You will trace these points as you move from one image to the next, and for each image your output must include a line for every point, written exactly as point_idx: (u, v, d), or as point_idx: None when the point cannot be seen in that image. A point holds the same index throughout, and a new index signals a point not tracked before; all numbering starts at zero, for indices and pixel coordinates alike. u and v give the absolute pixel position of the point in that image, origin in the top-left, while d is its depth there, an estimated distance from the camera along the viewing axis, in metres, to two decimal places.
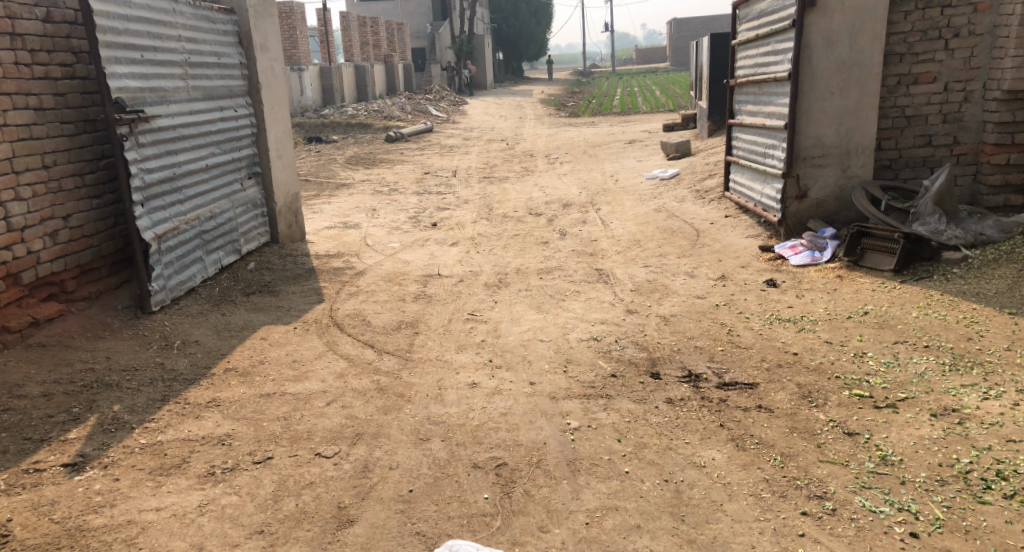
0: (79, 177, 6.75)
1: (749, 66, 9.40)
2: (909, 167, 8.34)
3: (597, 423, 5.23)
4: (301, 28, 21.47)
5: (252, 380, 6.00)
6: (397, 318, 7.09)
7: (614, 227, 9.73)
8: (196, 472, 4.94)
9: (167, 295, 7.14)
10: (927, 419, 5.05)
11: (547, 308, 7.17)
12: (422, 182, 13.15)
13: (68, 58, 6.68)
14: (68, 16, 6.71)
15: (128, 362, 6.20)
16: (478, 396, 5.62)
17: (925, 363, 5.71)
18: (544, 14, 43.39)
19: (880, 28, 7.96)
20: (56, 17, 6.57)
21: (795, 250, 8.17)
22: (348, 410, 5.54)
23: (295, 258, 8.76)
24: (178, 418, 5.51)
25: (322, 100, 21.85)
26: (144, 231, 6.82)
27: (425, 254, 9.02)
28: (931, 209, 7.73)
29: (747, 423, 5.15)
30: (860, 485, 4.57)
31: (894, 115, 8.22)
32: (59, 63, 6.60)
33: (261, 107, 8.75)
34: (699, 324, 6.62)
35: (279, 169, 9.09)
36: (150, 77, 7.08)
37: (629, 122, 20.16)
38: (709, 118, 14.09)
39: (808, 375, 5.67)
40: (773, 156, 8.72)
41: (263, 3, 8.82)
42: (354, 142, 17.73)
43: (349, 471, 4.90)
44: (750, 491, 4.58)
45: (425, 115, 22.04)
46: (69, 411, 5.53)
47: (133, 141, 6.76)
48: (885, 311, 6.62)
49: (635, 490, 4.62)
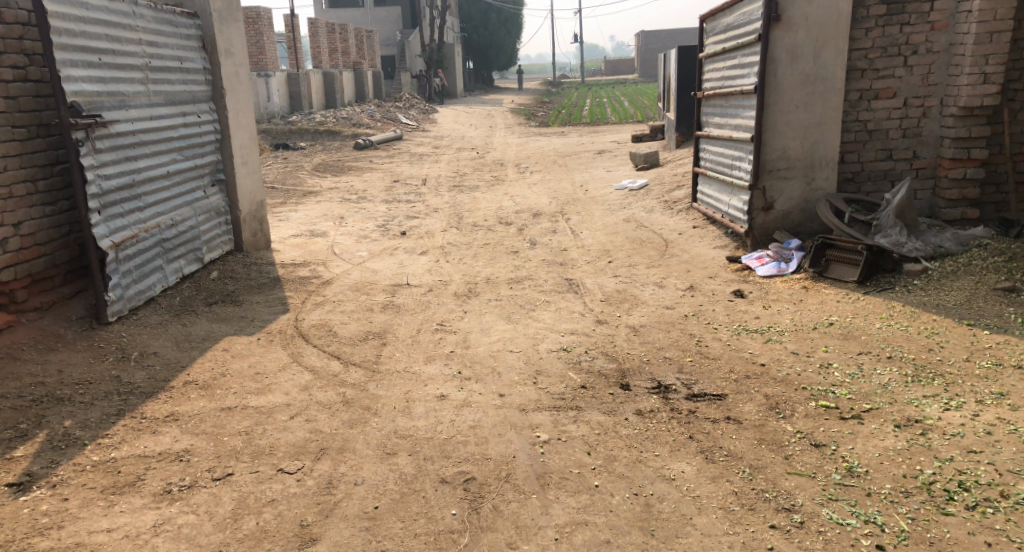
0: (31, 184, 6.59)
1: (716, 78, 9.47)
2: (871, 180, 8.45)
3: (566, 435, 5.20)
4: (267, 34, 21.26)
5: (213, 393, 5.88)
6: (364, 328, 7.01)
7: (584, 237, 9.73)
8: (151, 490, 4.82)
9: (125, 305, 6.99)
10: (891, 430, 5.09)
11: (517, 318, 7.14)
12: (392, 190, 13.05)
13: (21, 59, 6.54)
14: (21, 17, 6.56)
15: (81, 376, 6.05)
16: (447, 409, 5.56)
17: (888, 375, 5.75)
18: (513, 24, 43.58)
19: (842, 43, 8.06)
20: (7, 18, 6.43)
21: (761, 261, 8.21)
22: (312, 424, 5.45)
23: (260, 267, 8.64)
24: (133, 433, 5.38)
25: (290, 107, 21.66)
26: (101, 238, 6.67)
27: (393, 263, 8.94)
28: (893, 222, 7.83)
29: (715, 435, 5.15)
30: (827, 497, 4.58)
31: (856, 129, 8.32)
32: (11, 65, 6.45)
33: (225, 112, 8.62)
34: (667, 335, 6.63)
35: (244, 176, 8.96)
36: (107, 81, 6.94)
37: (598, 132, 20.21)
38: (676, 129, 14.20)
39: (775, 386, 5.69)
40: (739, 168, 8.78)
41: (227, 7, 8.70)
42: (322, 149, 17.60)
43: (313, 487, 4.81)
44: (719, 504, 4.57)
45: (395, 123, 21.96)
46: (16, 427, 5.38)
47: (90, 146, 6.62)
48: (849, 322, 6.68)
49: (604, 505, 4.59)
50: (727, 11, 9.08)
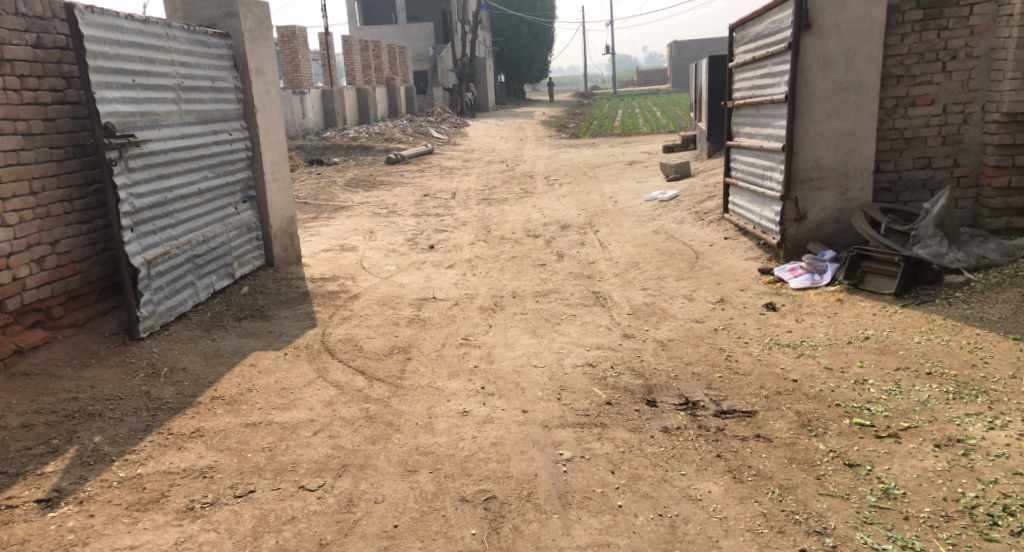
0: (68, 203, 6.66)
1: (746, 88, 9.32)
2: (909, 190, 8.25)
3: (590, 453, 5.09)
4: (302, 52, 21.45)
5: (239, 409, 5.86)
6: (389, 343, 6.96)
7: (612, 249, 9.61)
8: (174, 507, 4.80)
9: (157, 320, 7.03)
10: (931, 450, 4.90)
11: (542, 332, 7.04)
12: (421, 204, 13.05)
13: (59, 83, 6.60)
14: (59, 41, 6.64)
15: (112, 391, 6.07)
16: (469, 425, 5.48)
17: (927, 391, 5.56)
18: (545, 37, 43.67)
19: (876, 50, 7.88)
20: (47, 42, 6.51)
21: (794, 272, 8.03)
22: (334, 440, 5.40)
23: (289, 282, 8.66)
24: (159, 449, 5.37)
25: (324, 123, 21.83)
26: (133, 256, 6.71)
27: (420, 276, 8.90)
28: (932, 232, 7.61)
29: (744, 453, 5.01)
30: (861, 520, 4.41)
31: (892, 137, 8.12)
32: (49, 88, 6.52)
33: (256, 130, 8.65)
34: (697, 349, 6.49)
35: (275, 193, 8.99)
36: (141, 102, 7.00)
37: (629, 143, 20.08)
38: (707, 139, 14.05)
39: (808, 402, 5.52)
40: (771, 178, 8.62)
41: (259, 27, 8.75)
42: (355, 164, 17.69)
43: (333, 505, 4.75)
44: (747, 526, 4.42)
45: (426, 137, 22.03)
46: (48, 443, 5.40)
47: (123, 165, 6.67)
48: (886, 336, 6.49)
49: (627, 525, 4.47)
50: (757, 20, 8.94)
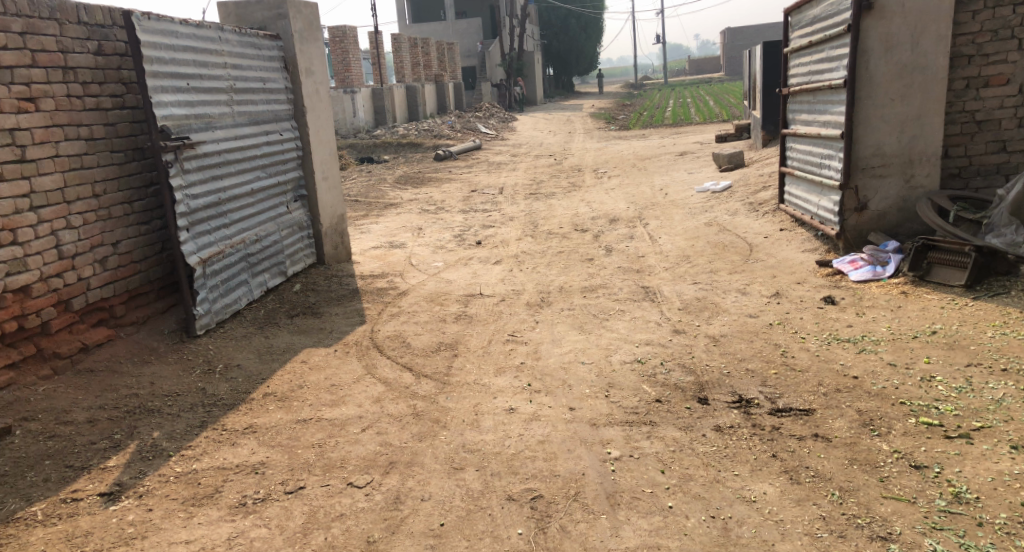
0: (128, 205, 6.74)
1: (803, 74, 9.03)
2: (981, 175, 7.94)
3: (639, 452, 4.95)
4: (353, 51, 21.56)
5: (290, 405, 5.86)
6: (436, 339, 6.91)
7: (662, 242, 9.41)
8: (228, 502, 4.80)
9: (213, 318, 7.08)
10: (1006, 452, 4.65)
11: (590, 328, 6.91)
12: (469, 200, 12.98)
13: (119, 88, 6.67)
14: (119, 48, 6.71)
15: (171, 388, 6.12)
16: (516, 423, 5.38)
17: (1001, 389, 5.28)
18: (594, 30, 43.34)
19: (944, 29, 7.54)
20: (107, 50, 6.59)
21: (855, 264, 7.75)
22: (382, 436, 5.36)
23: (340, 279, 8.68)
24: (214, 445, 5.39)
25: (375, 121, 21.94)
26: (189, 255, 6.77)
27: (468, 272, 8.84)
28: (1007, 220, 7.28)
29: (801, 453, 4.81)
30: (930, 525, 4.20)
31: (962, 120, 7.82)
32: (110, 94, 6.59)
33: (307, 130, 8.68)
34: (751, 345, 6.29)
35: (325, 191, 9.01)
36: (195, 105, 7.05)
37: (679, 134, 19.76)
38: (761, 128, 13.69)
39: (870, 400, 5.29)
40: (829, 166, 8.33)
41: (309, 27, 8.77)
42: (404, 162, 17.72)
43: (381, 502, 4.70)
44: (805, 530, 4.24)
45: (475, 133, 22.00)
46: (110, 437, 5.46)
47: (179, 167, 6.73)
48: (954, 331, 6.19)
49: (678, 527, 4.33)
50: (814, 2, 8.64)
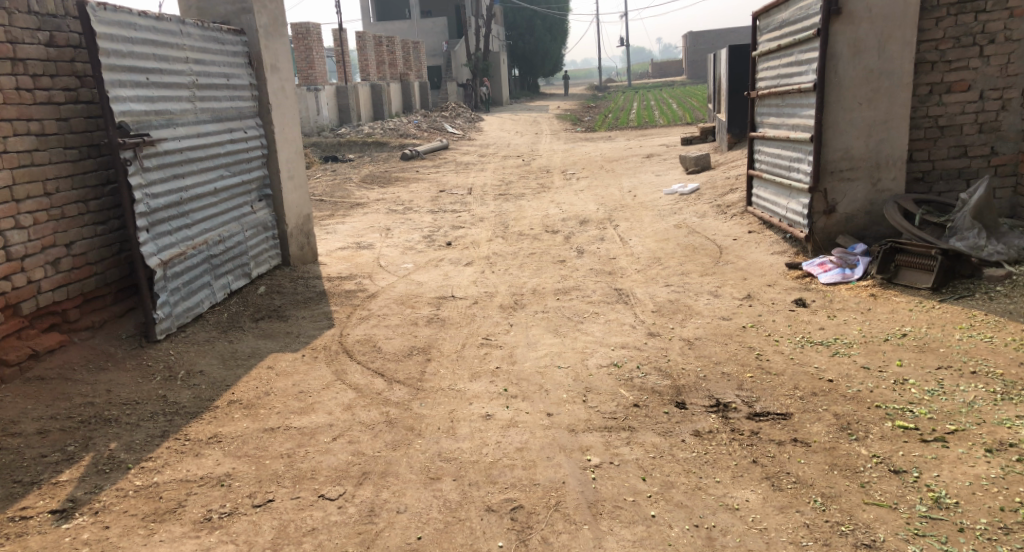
0: (82, 204, 6.50)
1: (771, 77, 9.07)
2: (944, 179, 8.00)
3: (620, 459, 4.88)
4: (316, 49, 21.26)
5: (256, 413, 5.70)
6: (408, 343, 6.78)
7: (633, 244, 9.38)
8: (191, 517, 4.63)
9: (174, 322, 6.88)
10: (982, 456, 4.67)
11: (565, 331, 6.83)
12: (437, 200, 12.85)
13: (72, 81, 6.44)
14: (73, 40, 6.48)
15: (129, 395, 5.92)
16: (492, 430, 5.28)
17: (973, 392, 5.31)
18: (559, 30, 43.42)
19: (910, 35, 7.61)
20: (60, 41, 6.36)
21: (823, 267, 7.79)
22: (354, 445, 5.22)
23: (306, 281, 8.50)
24: (176, 456, 5.21)
25: (339, 119, 21.67)
26: (149, 257, 6.56)
27: (438, 274, 8.72)
28: (970, 223, 7.30)
29: (781, 459, 4.79)
30: (913, 531, 4.19)
31: (926, 125, 7.88)
32: (62, 87, 6.36)
33: (271, 127, 8.48)
34: (725, 348, 6.26)
35: (291, 191, 8.82)
36: (155, 100, 6.84)
37: (644, 136, 19.85)
38: (727, 131, 13.72)
39: (846, 404, 5.29)
40: (798, 170, 8.37)
41: (274, 22, 8.57)
42: (370, 161, 17.53)
43: (354, 515, 4.58)
44: (789, 538, 4.22)
45: (441, 132, 21.86)
46: (63, 450, 5.25)
47: (138, 165, 6.51)
48: (925, 333, 6.23)
49: (662, 537, 4.28)
50: (783, 6, 8.67)
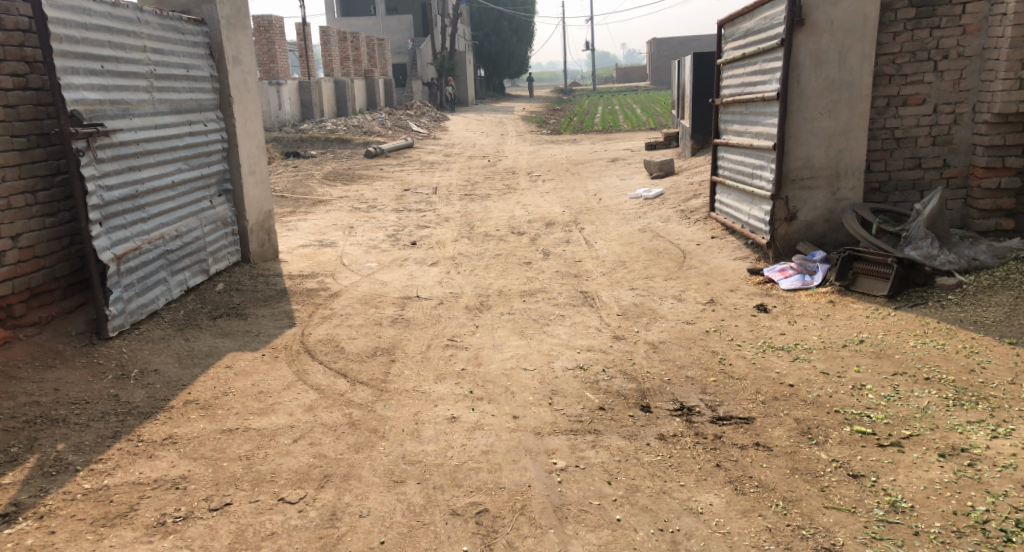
0: (30, 195, 6.35)
1: (735, 85, 9.19)
2: (899, 190, 8.14)
3: (585, 462, 4.90)
4: (279, 43, 21.01)
5: (214, 414, 5.61)
6: (372, 343, 6.74)
7: (598, 248, 9.42)
8: (144, 522, 4.55)
9: (127, 319, 6.74)
10: (936, 460, 4.78)
11: (531, 333, 6.84)
12: (402, 199, 12.79)
13: (20, 67, 6.30)
14: (22, 23, 6.33)
15: (79, 395, 5.79)
16: (458, 432, 5.27)
17: (927, 398, 5.44)
18: (525, 32, 43.56)
19: (869, 48, 7.76)
20: (8, 25, 6.21)
21: (784, 273, 7.90)
22: (316, 447, 5.18)
23: (267, 279, 8.39)
24: (129, 458, 5.12)
25: (301, 115, 21.44)
26: (102, 251, 6.43)
27: (403, 274, 8.68)
28: (924, 233, 7.51)
29: (744, 463, 4.85)
30: (871, 535, 4.27)
31: (883, 137, 8.02)
32: (10, 72, 6.22)
33: (232, 121, 8.37)
34: (689, 352, 6.33)
35: (252, 186, 8.71)
36: (110, 89, 6.70)
37: (609, 140, 19.98)
38: (691, 136, 13.85)
39: (806, 409, 5.37)
40: (760, 177, 8.49)
41: (237, 14, 8.46)
42: (333, 158, 17.38)
43: (316, 519, 4.53)
44: (752, 542, 4.27)
45: (406, 130, 21.76)
46: (7, 451, 5.13)
47: (91, 156, 6.37)
48: (881, 339, 6.36)
49: (627, 541, 4.31)
50: (748, 15, 8.79)
